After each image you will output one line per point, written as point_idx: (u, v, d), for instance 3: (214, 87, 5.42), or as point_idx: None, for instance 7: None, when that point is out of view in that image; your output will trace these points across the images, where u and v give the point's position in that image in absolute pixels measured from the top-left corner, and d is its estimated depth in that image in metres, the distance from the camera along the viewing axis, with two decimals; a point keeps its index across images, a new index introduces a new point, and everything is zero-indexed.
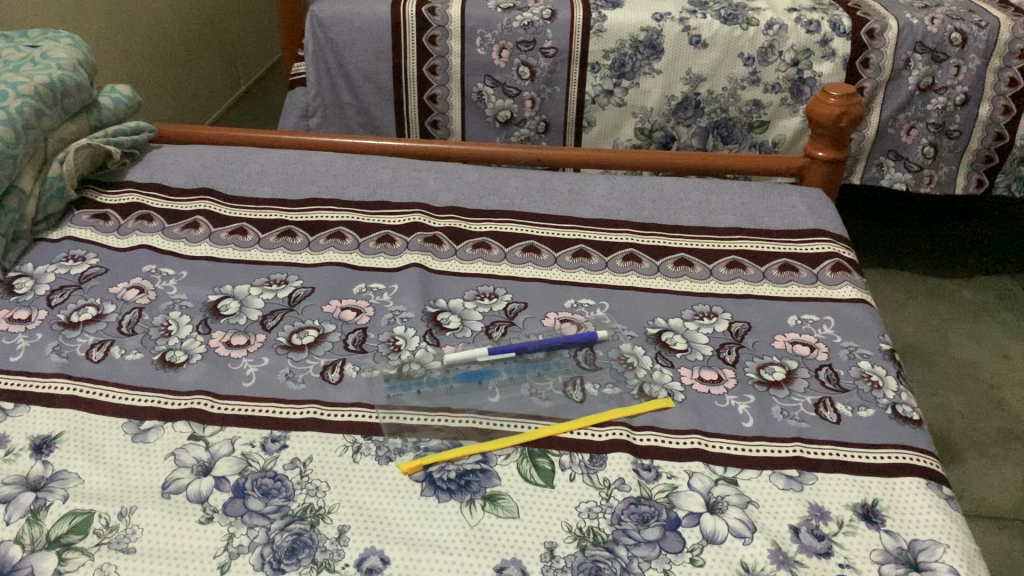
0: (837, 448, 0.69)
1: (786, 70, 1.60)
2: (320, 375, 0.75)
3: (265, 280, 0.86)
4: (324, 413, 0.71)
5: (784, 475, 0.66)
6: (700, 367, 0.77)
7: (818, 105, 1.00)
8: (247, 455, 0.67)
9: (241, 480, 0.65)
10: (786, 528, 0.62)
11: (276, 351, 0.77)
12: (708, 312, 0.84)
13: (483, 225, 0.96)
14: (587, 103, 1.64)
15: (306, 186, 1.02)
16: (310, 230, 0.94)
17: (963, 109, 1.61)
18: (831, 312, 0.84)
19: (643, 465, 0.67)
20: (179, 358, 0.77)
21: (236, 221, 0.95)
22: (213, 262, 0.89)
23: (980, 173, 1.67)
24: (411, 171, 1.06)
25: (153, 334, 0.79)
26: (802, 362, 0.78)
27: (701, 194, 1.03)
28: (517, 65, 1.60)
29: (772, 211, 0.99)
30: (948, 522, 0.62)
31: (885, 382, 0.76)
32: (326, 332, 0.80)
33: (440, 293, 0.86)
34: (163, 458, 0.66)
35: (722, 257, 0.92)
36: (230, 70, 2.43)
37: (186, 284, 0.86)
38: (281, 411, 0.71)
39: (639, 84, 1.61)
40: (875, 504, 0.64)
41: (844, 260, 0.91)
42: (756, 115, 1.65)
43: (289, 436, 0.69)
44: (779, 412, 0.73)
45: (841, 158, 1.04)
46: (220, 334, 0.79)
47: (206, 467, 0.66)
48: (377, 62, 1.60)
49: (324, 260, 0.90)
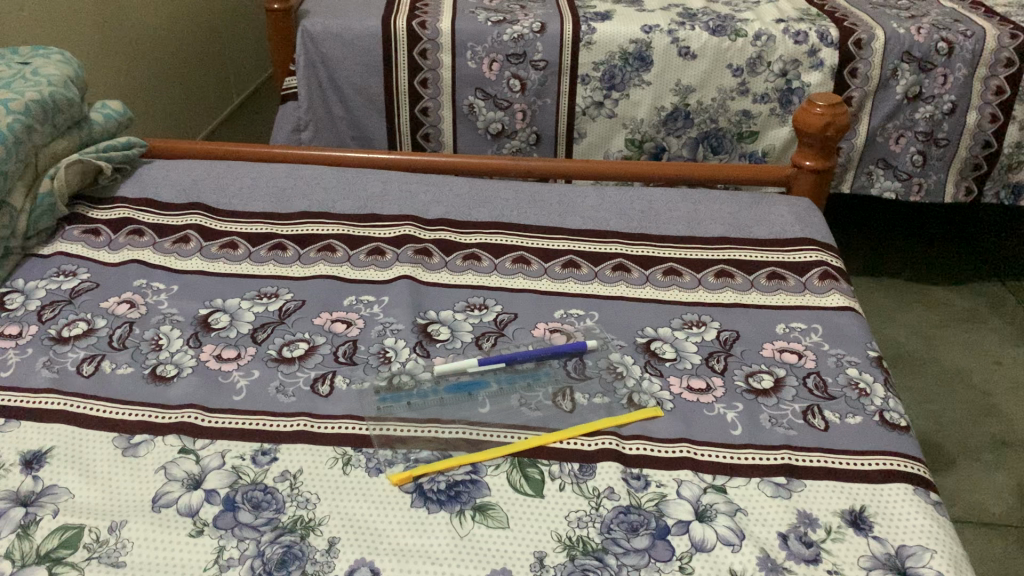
0: (823, 455, 0.70)
1: (774, 80, 1.61)
2: (310, 388, 0.75)
3: (256, 293, 0.87)
4: (314, 425, 0.71)
5: (772, 482, 0.67)
6: (689, 376, 0.78)
7: (804, 115, 1.01)
8: (237, 468, 0.67)
9: (231, 493, 0.65)
10: (774, 535, 0.62)
11: (267, 364, 0.78)
12: (696, 321, 0.85)
13: (473, 236, 0.96)
14: (577, 115, 1.64)
15: (297, 199, 1.02)
16: (300, 243, 0.94)
17: (950, 118, 1.62)
18: (819, 319, 0.85)
19: (632, 474, 0.68)
20: (169, 371, 0.77)
21: (227, 234, 0.95)
22: (203, 275, 0.89)
23: (969, 182, 1.69)
24: (402, 183, 1.06)
25: (144, 348, 0.79)
26: (790, 370, 0.79)
27: (690, 204, 1.03)
28: (507, 78, 1.61)
29: (761, 220, 1.00)
30: (936, 528, 0.63)
31: (873, 390, 0.77)
32: (317, 344, 0.80)
33: (430, 305, 0.86)
34: (154, 472, 0.67)
35: (710, 266, 0.92)
36: (222, 85, 2.43)
37: (177, 297, 0.86)
38: (271, 424, 0.72)
39: (628, 95, 1.62)
40: (862, 510, 0.65)
41: (832, 268, 0.92)
42: (746, 125, 1.66)
43: (279, 448, 0.69)
44: (768, 420, 0.73)
45: (828, 167, 1.05)
46: (211, 347, 0.80)
47: (196, 481, 0.66)
48: (369, 76, 1.61)
49: (315, 273, 0.90)
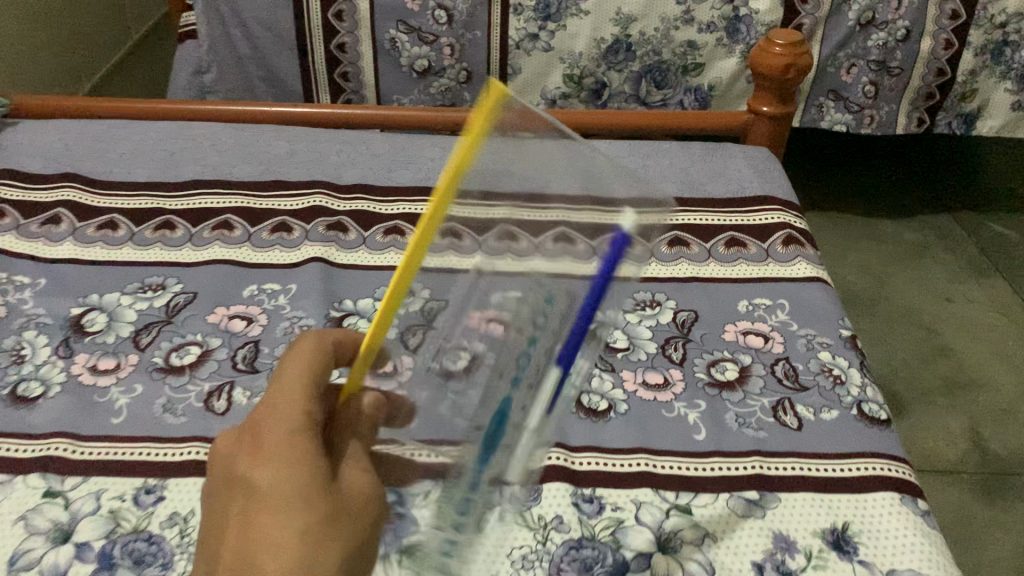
0: (798, 460, 0.62)
1: (720, 8, 1.40)
2: (202, 405, 0.64)
3: (139, 286, 0.74)
4: (208, 453, 0.60)
5: (743, 499, 0.59)
6: (644, 370, 0.69)
7: (761, 55, 0.91)
8: (116, 512, 0.57)
9: (108, 546, 0.55)
10: (748, 566, 0.55)
11: (151, 377, 0.66)
12: (650, 301, 0.75)
13: (395, 206, 0.84)
14: (511, 49, 1.42)
15: (188, 165, 0.88)
16: (192, 221, 0.81)
17: (904, 45, 1.50)
18: (785, 294, 0.76)
19: (584, 496, 0.59)
20: (33, 391, 0.65)
21: (106, 211, 0.82)
22: (76, 264, 0.76)
23: (921, 112, 1.60)
24: (311, 143, 0.93)
25: (2, 361, 0.67)
26: (756, 358, 0.70)
27: (639, 158, 0.93)
28: (432, 8, 1.37)
29: (716, 176, 0.90)
30: (928, 548, 0.56)
31: (848, 377, 0.68)
32: (211, 348, 0.68)
33: (345, 292, 0.74)
34: (11, 524, 0.56)
35: (663, 234, 0.82)
36: (117, 20, 2.22)
37: (43, 294, 0.73)
38: (157, 453, 0.60)
39: (565, 27, 1.40)
40: (845, 529, 0.57)
41: (796, 231, 0.82)
42: (690, 57, 1.45)
43: (166, 485, 0.59)
44: (734, 420, 0.65)
45: (787, 113, 0.95)
46: (84, 357, 0.67)
47: (66, 533, 0.56)
48: (275, 9, 1.37)
49: (211, 257, 0.77)
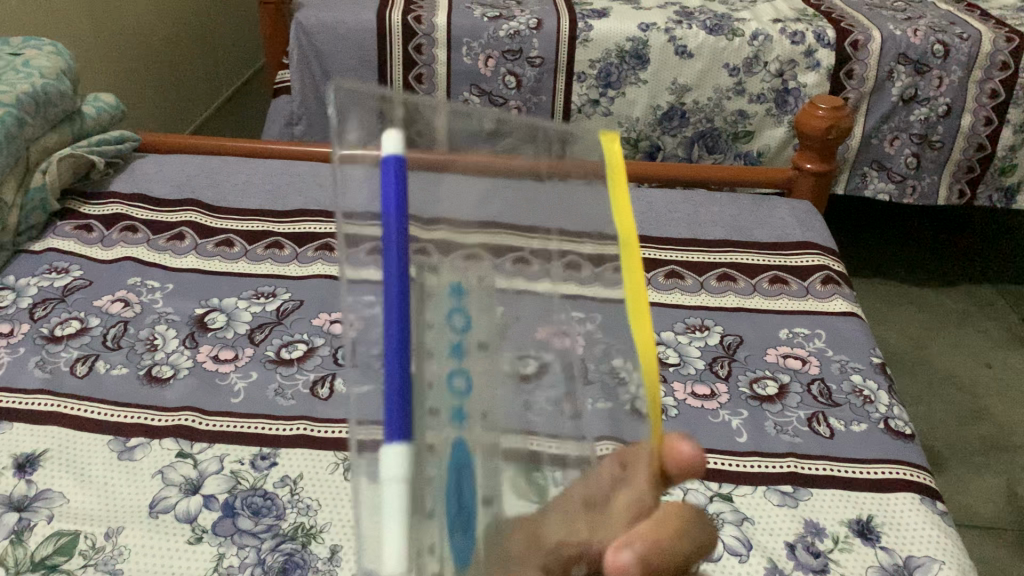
0: (830, 463, 0.69)
1: (770, 81, 1.48)
2: (309, 390, 0.74)
3: (253, 293, 0.85)
4: (313, 429, 0.70)
5: (779, 491, 0.66)
6: (693, 382, 0.77)
7: (806, 117, 1.01)
8: (237, 472, 0.66)
9: (231, 498, 0.64)
10: (782, 545, 0.62)
11: (265, 366, 0.77)
12: (699, 326, 0.84)
13: None
14: (573, 112, 1.51)
15: (293, 198, 1.01)
16: (298, 242, 0.93)
17: (945, 120, 1.50)
18: (821, 325, 0.84)
19: None
20: (165, 372, 0.75)
21: (222, 232, 0.94)
22: (199, 274, 0.88)
23: (962, 184, 1.57)
24: None
25: (139, 348, 0.78)
26: (794, 376, 0.78)
27: (691, 206, 1.03)
28: (503, 74, 1.46)
29: (762, 224, 1.00)
30: (944, 539, 0.63)
31: (877, 397, 0.76)
32: (316, 345, 0.79)
33: None
34: (150, 477, 0.65)
35: (713, 270, 0.92)
36: (214, 77, 2.41)
37: (171, 296, 0.85)
38: (270, 428, 0.70)
39: (625, 94, 1.49)
40: (870, 520, 0.64)
41: (833, 272, 0.91)
42: (741, 125, 1.52)
43: (278, 453, 0.68)
44: (773, 427, 0.73)
45: (829, 169, 1.04)
46: (207, 348, 0.78)
47: (194, 486, 0.65)
48: (363, 71, 1.47)
49: (313, 272, 0.89)
